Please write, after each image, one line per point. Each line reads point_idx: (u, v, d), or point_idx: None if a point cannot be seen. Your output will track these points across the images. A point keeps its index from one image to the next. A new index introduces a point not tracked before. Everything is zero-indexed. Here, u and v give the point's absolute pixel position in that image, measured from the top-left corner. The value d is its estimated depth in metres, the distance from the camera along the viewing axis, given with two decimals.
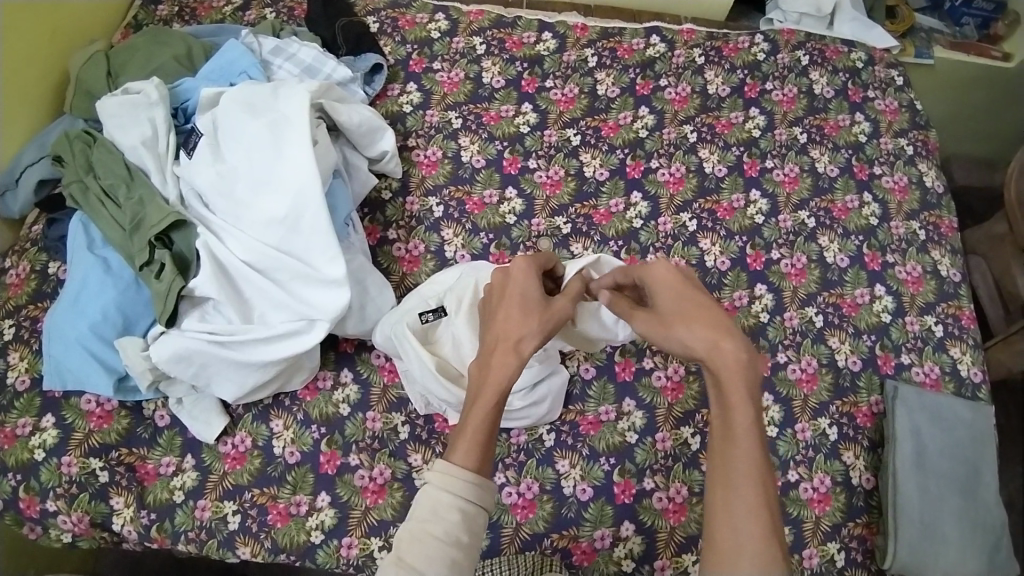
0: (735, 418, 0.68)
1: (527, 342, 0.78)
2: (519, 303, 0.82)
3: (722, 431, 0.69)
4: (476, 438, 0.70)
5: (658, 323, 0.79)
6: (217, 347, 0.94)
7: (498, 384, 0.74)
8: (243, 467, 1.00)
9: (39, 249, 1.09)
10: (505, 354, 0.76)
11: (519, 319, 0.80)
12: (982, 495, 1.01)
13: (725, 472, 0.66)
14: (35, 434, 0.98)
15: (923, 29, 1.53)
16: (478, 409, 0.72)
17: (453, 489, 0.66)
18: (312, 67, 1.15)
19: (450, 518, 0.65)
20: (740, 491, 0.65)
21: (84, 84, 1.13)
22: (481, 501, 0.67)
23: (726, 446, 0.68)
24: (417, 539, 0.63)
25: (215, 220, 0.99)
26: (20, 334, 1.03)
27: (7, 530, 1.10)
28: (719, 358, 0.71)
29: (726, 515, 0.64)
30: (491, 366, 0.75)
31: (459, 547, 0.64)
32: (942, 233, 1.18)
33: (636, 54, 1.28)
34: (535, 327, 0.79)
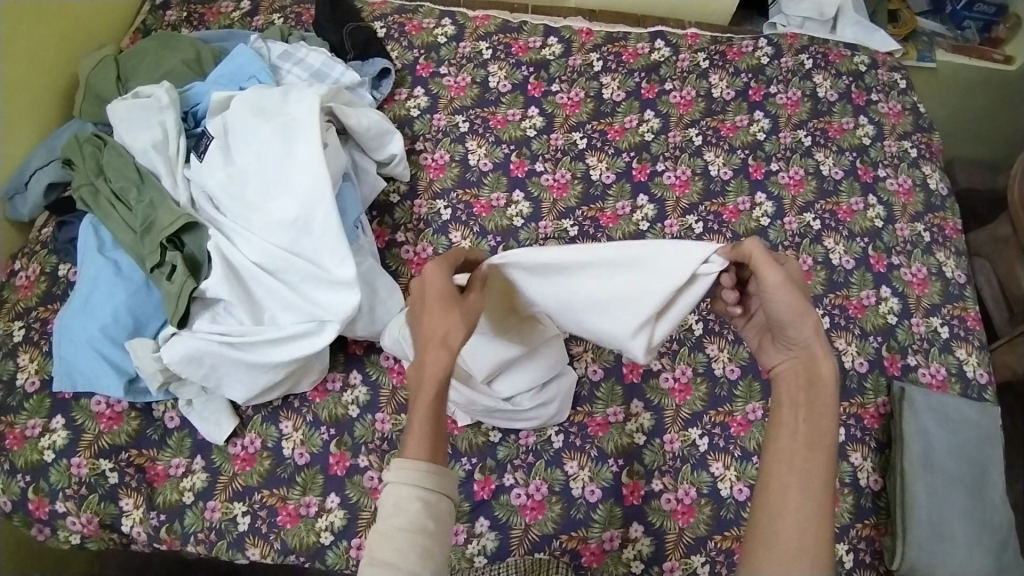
0: (824, 431, 0.68)
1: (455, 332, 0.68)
2: (430, 302, 0.70)
3: (806, 437, 0.67)
4: (423, 430, 0.65)
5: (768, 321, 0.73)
6: (227, 348, 0.95)
7: (436, 383, 0.67)
8: (253, 468, 1.00)
9: (49, 251, 1.10)
10: (435, 350, 0.68)
11: (440, 316, 0.69)
12: (990, 496, 1.02)
13: (799, 478, 0.65)
14: (45, 435, 0.98)
15: (925, 33, 1.53)
16: (421, 409, 0.67)
17: (409, 481, 0.63)
18: (321, 72, 1.16)
19: (412, 508, 0.62)
20: (812, 498, 0.64)
21: (93, 88, 1.14)
22: (441, 487, 0.64)
23: (808, 453, 0.67)
24: (384, 535, 0.61)
25: (225, 222, 0.99)
26: (31, 336, 1.03)
27: (14, 533, 1.10)
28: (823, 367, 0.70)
29: (795, 518, 0.64)
30: (423, 367, 0.68)
31: (426, 533, 0.61)
32: (947, 235, 1.19)
33: (641, 59, 1.29)
34: (459, 320, 0.69)
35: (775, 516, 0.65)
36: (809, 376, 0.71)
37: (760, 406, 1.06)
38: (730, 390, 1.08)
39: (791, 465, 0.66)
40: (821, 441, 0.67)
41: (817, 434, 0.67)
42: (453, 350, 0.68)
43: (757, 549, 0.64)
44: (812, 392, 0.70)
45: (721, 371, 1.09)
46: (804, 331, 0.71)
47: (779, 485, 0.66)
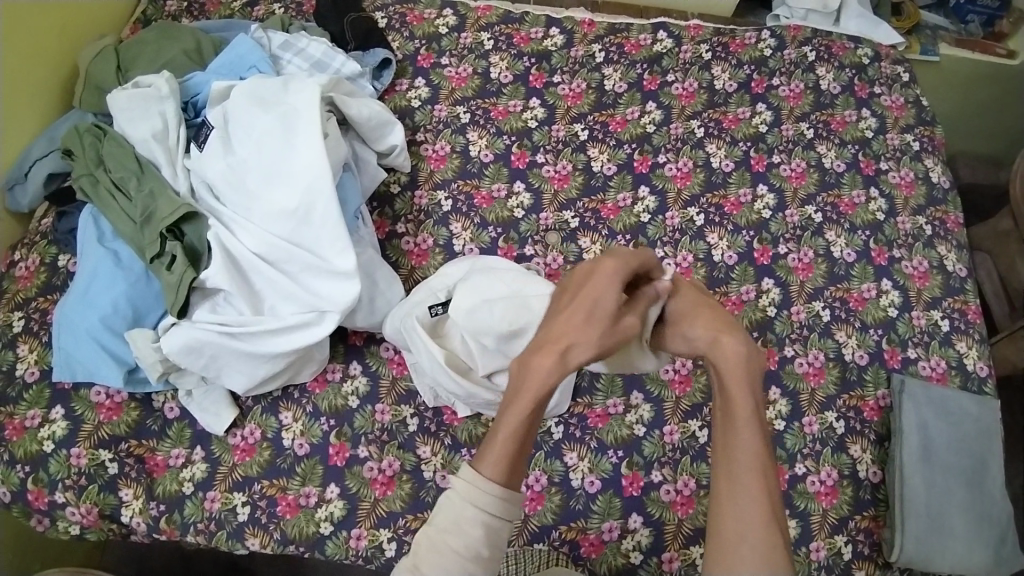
0: (739, 412, 0.68)
1: (580, 354, 0.67)
2: (588, 310, 0.69)
3: (724, 423, 0.69)
4: (508, 452, 0.64)
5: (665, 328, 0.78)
6: (227, 339, 0.94)
7: (539, 396, 0.66)
8: (252, 459, 1.00)
9: (49, 241, 1.09)
10: (553, 359, 0.66)
11: (578, 327, 0.68)
12: (988, 489, 1.02)
13: (727, 464, 0.67)
14: (45, 425, 0.98)
15: (927, 26, 1.52)
16: (515, 418, 0.65)
17: (479, 503, 0.63)
18: (321, 62, 1.15)
19: (472, 532, 0.62)
20: (743, 482, 0.65)
21: (93, 78, 1.13)
22: (506, 515, 0.64)
23: (731, 440, 0.68)
24: (437, 548, 0.62)
25: (225, 212, 0.99)
26: (30, 326, 1.03)
27: (14, 523, 1.10)
28: (723, 353, 0.71)
29: (732, 507, 0.65)
30: (533, 373, 0.66)
31: (478, 560, 0.62)
32: (949, 228, 1.18)
33: (643, 50, 1.28)
34: (592, 342, 0.68)
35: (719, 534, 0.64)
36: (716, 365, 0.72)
37: None
38: None
39: (719, 456, 0.68)
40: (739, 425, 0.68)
41: (733, 420, 0.68)
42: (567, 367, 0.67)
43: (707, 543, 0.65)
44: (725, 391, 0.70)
45: None
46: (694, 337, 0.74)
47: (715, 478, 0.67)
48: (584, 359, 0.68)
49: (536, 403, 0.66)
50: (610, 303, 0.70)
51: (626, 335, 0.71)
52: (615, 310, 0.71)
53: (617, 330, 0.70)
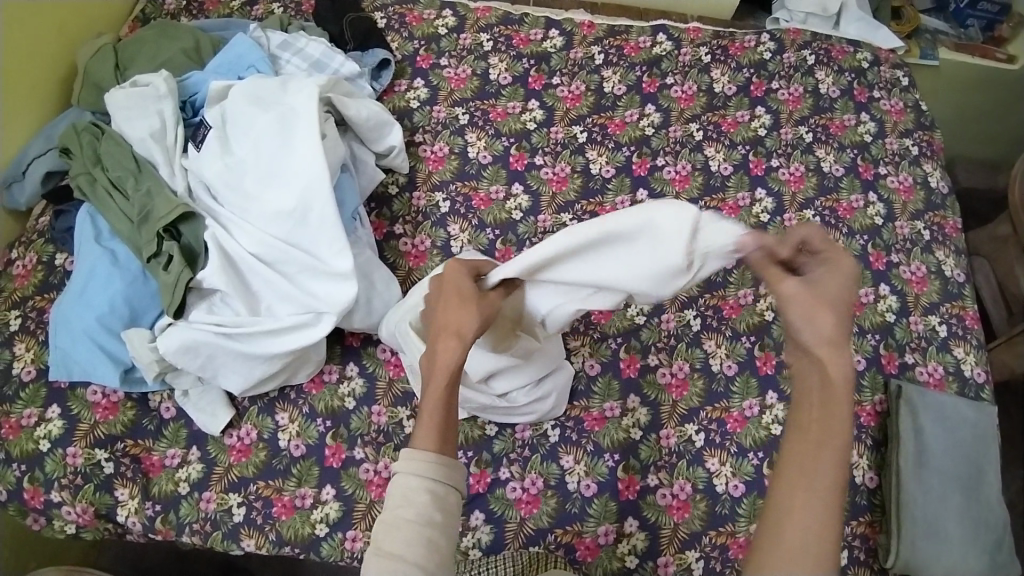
0: (837, 425, 0.65)
1: (468, 324, 0.75)
2: (456, 295, 0.79)
3: (818, 432, 0.66)
4: (433, 424, 0.69)
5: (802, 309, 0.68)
6: (224, 339, 0.94)
7: (448, 370, 0.73)
8: (248, 459, 1.00)
9: (45, 240, 1.09)
10: (447, 338, 0.75)
11: (457, 310, 0.78)
12: (984, 495, 1.02)
13: (808, 473, 0.64)
14: (41, 424, 0.98)
15: (927, 30, 1.51)
16: (432, 395, 0.72)
17: (420, 473, 0.66)
18: (320, 62, 1.15)
19: (419, 500, 0.64)
20: (819, 494, 0.63)
21: (91, 76, 1.12)
22: (450, 479, 0.67)
23: (820, 449, 0.65)
24: (392, 525, 0.63)
25: (222, 212, 0.98)
26: (27, 325, 1.03)
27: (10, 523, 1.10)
28: (836, 361, 0.66)
29: (800, 516, 0.63)
30: (438, 355, 0.74)
31: (433, 526, 0.63)
32: (947, 233, 1.18)
33: (642, 52, 1.27)
34: (475, 315, 0.77)
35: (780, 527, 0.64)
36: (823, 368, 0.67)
37: (757, 402, 1.07)
38: (727, 386, 1.08)
39: (799, 458, 0.65)
40: (829, 440, 0.65)
41: (827, 432, 0.66)
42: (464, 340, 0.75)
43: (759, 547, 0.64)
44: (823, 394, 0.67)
45: (718, 367, 1.09)
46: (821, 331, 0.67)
47: (789, 481, 0.65)
48: (476, 331, 0.76)
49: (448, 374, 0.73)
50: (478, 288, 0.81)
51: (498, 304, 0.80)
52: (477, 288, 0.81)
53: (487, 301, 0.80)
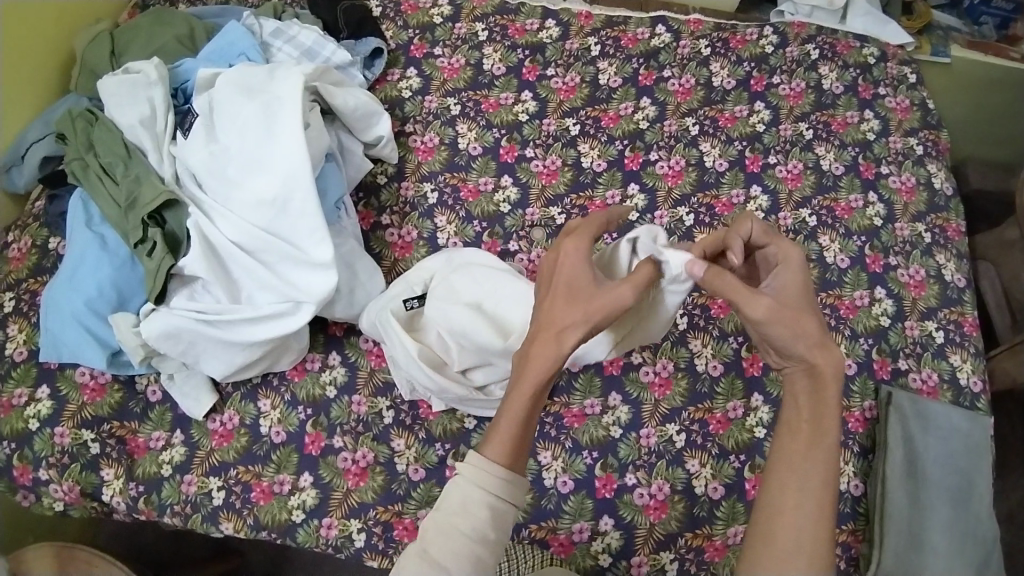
0: (826, 429, 0.69)
1: (572, 331, 0.71)
2: (566, 290, 0.74)
3: (810, 433, 0.70)
4: (507, 433, 0.67)
5: (786, 317, 0.72)
6: (204, 325, 0.95)
7: (538, 376, 0.69)
8: (230, 444, 1.01)
9: (40, 224, 1.11)
10: (547, 342, 0.70)
11: (562, 308, 0.73)
12: (973, 508, 0.99)
13: (800, 474, 0.68)
14: (30, 404, 1.00)
15: (937, 27, 1.46)
16: (515, 400, 0.69)
17: (484, 486, 0.65)
18: (312, 50, 1.14)
19: (479, 514, 0.63)
20: (810, 495, 0.67)
21: (87, 63, 1.14)
22: (512, 497, 0.66)
23: (812, 451, 0.69)
24: (446, 533, 0.63)
25: (206, 200, 0.99)
26: (20, 307, 1.05)
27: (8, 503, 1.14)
28: (825, 364, 0.71)
29: (795, 516, 0.66)
30: (531, 359, 0.70)
31: (484, 543, 0.63)
32: (949, 236, 1.14)
33: (640, 44, 1.25)
34: (579, 317, 0.71)
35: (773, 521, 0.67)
36: (811, 372, 0.72)
37: (741, 404, 1.05)
38: (712, 387, 1.06)
39: (791, 461, 0.69)
40: (822, 439, 0.69)
41: (820, 431, 0.70)
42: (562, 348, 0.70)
43: (753, 546, 0.67)
44: (812, 391, 0.72)
45: (703, 367, 1.07)
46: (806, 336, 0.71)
47: (782, 484, 0.68)
48: (579, 335, 0.71)
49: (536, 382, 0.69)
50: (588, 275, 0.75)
51: (618, 303, 0.72)
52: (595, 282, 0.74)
53: (605, 297, 0.72)
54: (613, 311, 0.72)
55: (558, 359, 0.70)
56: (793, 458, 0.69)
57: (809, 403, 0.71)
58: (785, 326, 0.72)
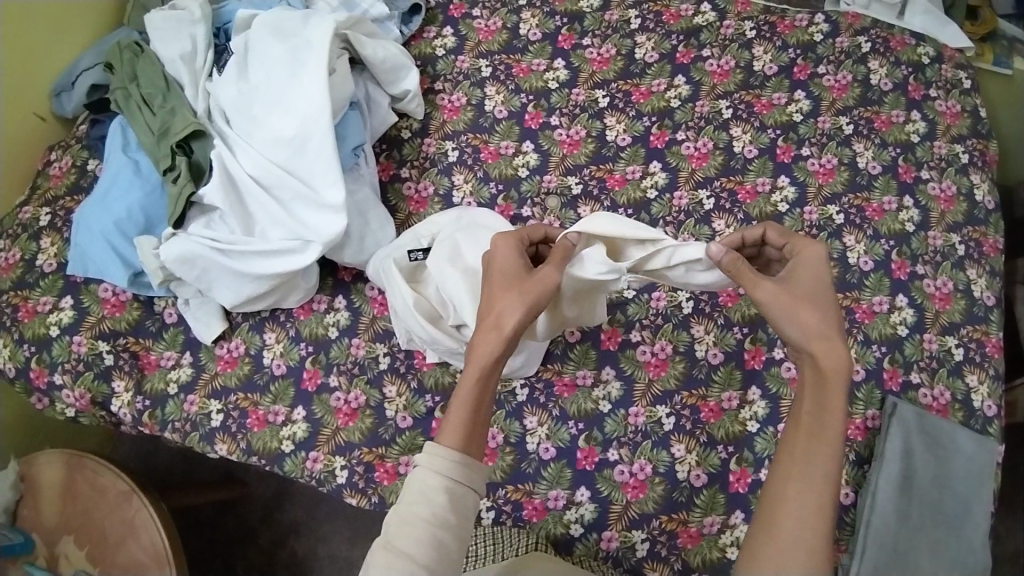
0: (828, 423, 0.71)
1: (509, 316, 0.76)
2: (499, 281, 0.81)
3: (811, 428, 0.72)
4: (460, 417, 0.71)
5: (784, 300, 0.77)
6: (217, 254, 0.99)
7: (482, 362, 0.74)
8: (233, 371, 1.06)
9: (82, 146, 1.17)
10: (488, 331, 0.76)
11: (501, 295, 0.79)
12: (967, 535, 0.95)
13: (802, 467, 0.70)
14: (54, 312, 1.07)
15: (1005, 35, 1.34)
16: (464, 388, 0.73)
17: (440, 471, 0.68)
18: (351, 1, 1.17)
19: (436, 500, 0.66)
20: (812, 487, 0.69)
21: (141, 0, 1.20)
22: (469, 481, 0.69)
23: (813, 444, 0.71)
24: (406, 521, 0.66)
25: (231, 135, 1.03)
26: (55, 222, 1.12)
27: (24, 405, 1.25)
28: (827, 356, 0.74)
29: (794, 505, 0.69)
30: (475, 347, 0.75)
31: (444, 527, 0.66)
32: (984, 251, 1.08)
33: (682, 21, 1.22)
34: (515, 300, 0.77)
35: (779, 517, 0.69)
36: (815, 364, 0.74)
37: (736, 395, 1.03)
38: (709, 374, 1.04)
39: (793, 453, 0.72)
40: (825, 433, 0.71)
41: (822, 427, 0.72)
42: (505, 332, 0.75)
43: (758, 537, 0.69)
44: (819, 384, 0.74)
45: (703, 354, 1.05)
46: (807, 322, 0.75)
47: (781, 475, 0.71)
48: (516, 318, 0.76)
49: (482, 364, 0.73)
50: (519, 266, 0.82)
51: (550, 283, 0.79)
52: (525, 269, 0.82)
53: (534, 280, 0.79)
54: (544, 290, 0.79)
55: (504, 345, 0.75)
56: (796, 451, 0.72)
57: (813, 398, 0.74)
58: (784, 311, 0.76)
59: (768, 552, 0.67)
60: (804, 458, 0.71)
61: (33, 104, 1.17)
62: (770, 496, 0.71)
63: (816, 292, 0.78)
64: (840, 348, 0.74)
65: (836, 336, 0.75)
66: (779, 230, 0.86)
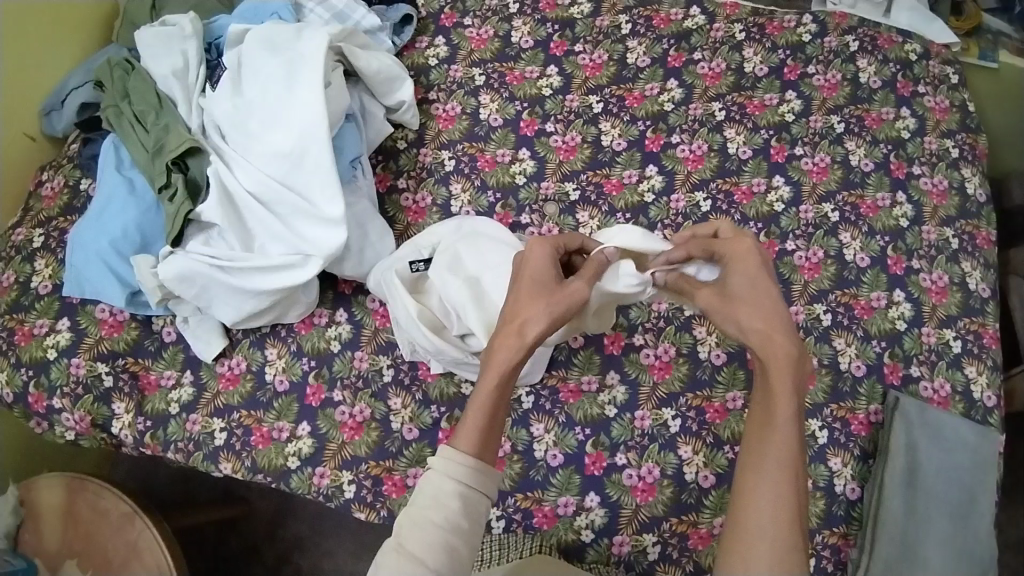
0: (776, 413, 0.69)
1: (533, 325, 0.75)
2: (528, 287, 0.80)
3: (763, 419, 0.70)
4: (474, 422, 0.71)
5: (719, 303, 0.78)
6: (218, 271, 0.98)
7: (500, 370, 0.73)
8: (235, 388, 1.05)
9: (74, 166, 1.16)
10: (509, 337, 0.75)
11: (527, 301, 0.78)
12: (973, 525, 0.96)
13: (757, 461, 0.68)
14: (51, 334, 1.05)
15: (989, 30, 1.37)
16: (480, 394, 0.73)
17: (454, 476, 0.68)
18: (342, 12, 1.17)
19: (449, 505, 0.66)
20: (772, 477, 0.67)
21: (129, 15, 1.19)
22: (481, 486, 0.69)
23: (766, 436, 0.69)
24: (418, 525, 0.65)
25: (228, 151, 1.03)
26: (49, 243, 1.10)
27: (22, 429, 1.23)
28: (767, 346, 0.72)
29: (751, 502, 0.66)
30: (496, 351, 0.75)
31: (457, 532, 0.66)
32: (978, 244, 1.10)
33: (672, 25, 1.23)
34: (541, 310, 0.76)
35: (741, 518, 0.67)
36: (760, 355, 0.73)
37: (741, 395, 1.03)
38: (712, 375, 1.04)
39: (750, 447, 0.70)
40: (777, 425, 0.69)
41: (772, 419, 0.70)
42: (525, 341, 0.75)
43: (723, 541, 0.68)
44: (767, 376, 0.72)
45: (706, 355, 1.06)
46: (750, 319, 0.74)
47: (742, 473, 0.69)
48: (539, 328, 0.75)
49: (501, 371, 0.73)
50: (550, 274, 0.81)
51: (579, 296, 0.79)
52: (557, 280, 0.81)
53: (563, 292, 0.79)
54: (572, 303, 0.78)
55: (523, 353, 0.74)
56: (754, 447, 0.70)
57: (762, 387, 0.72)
58: (720, 313, 0.77)
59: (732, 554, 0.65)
60: (759, 453, 0.69)
61: (22, 124, 1.16)
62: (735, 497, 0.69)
63: (755, 288, 0.76)
64: (784, 337, 0.72)
65: (778, 325, 0.73)
66: (730, 226, 0.86)
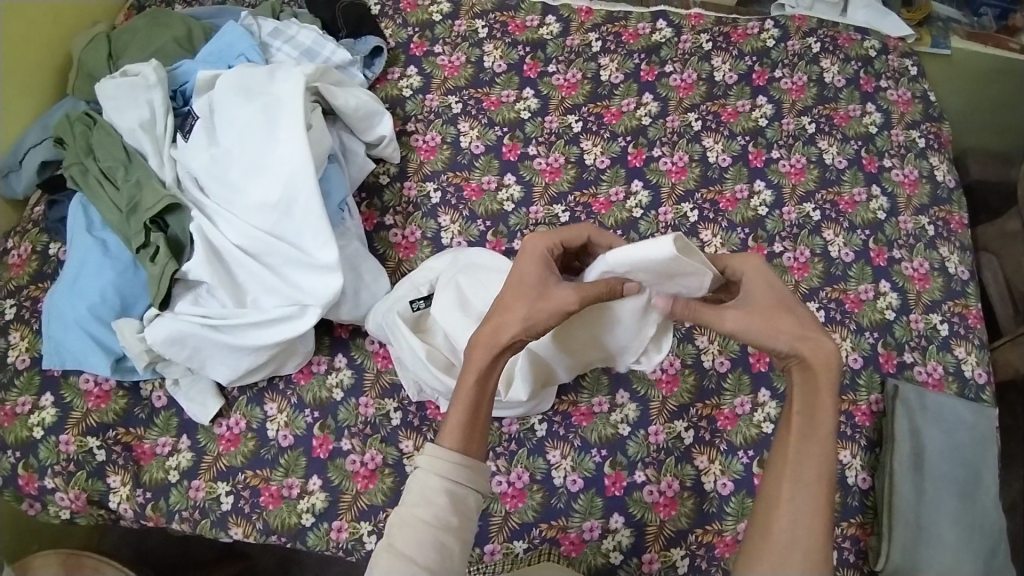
0: (819, 421, 0.70)
1: (508, 327, 0.73)
2: (514, 287, 0.77)
3: (803, 427, 0.70)
4: (458, 419, 0.70)
5: (762, 317, 0.73)
6: (211, 330, 0.94)
7: (476, 368, 0.72)
8: (237, 449, 1.01)
9: (40, 229, 1.10)
10: (487, 333, 0.74)
11: (511, 301, 0.76)
12: (981, 500, 1.00)
13: (793, 468, 0.69)
14: (35, 412, 0.99)
15: (939, 18, 1.44)
16: (461, 390, 0.72)
17: (439, 472, 0.67)
18: (311, 50, 1.14)
19: (438, 502, 0.65)
20: (806, 489, 0.68)
21: (86, 67, 1.13)
22: (471, 482, 0.68)
23: (805, 443, 0.70)
24: (407, 524, 0.64)
25: (209, 204, 0.99)
26: (22, 314, 1.04)
27: (9, 510, 1.16)
28: (815, 356, 0.71)
29: (789, 509, 0.67)
30: (473, 349, 0.73)
31: (446, 529, 0.65)
32: (952, 229, 1.15)
33: (641, 39, 1.25)
34: (520, 313, 0.74)
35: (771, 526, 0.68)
36: (803, 365, 0.72)
37: (748, 399, 1.05)
38: (719, 382, 1.06)
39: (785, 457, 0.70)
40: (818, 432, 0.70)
41: (814, 425, 0.70)
42: (499, 342, 0.73)
43: (752, 540, 0.69)
44: (808, 389, 0.71)
45: (710, 364, 1.07)
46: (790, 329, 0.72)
47: (775, 478, 0.70)
48: (515, 331, 0.73)
49: (478, 370, 0.72)
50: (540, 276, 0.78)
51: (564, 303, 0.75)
52: (547, 282, 0.77)
53: (552, 297, 0.75)
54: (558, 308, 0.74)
55: (498, 350, 0.73)
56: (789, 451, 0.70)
57: (804, 396, 0.72)
58: (762, 324, 0.73)
59: (764, 558, 0.66)
60: (796, 460, 0.69)
61: None
62: (766, 499, 0.70)
63: (790, 294, 0.76)
64: (826, 351, 0.71)
65: (820, 335, 0.72)
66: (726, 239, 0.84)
